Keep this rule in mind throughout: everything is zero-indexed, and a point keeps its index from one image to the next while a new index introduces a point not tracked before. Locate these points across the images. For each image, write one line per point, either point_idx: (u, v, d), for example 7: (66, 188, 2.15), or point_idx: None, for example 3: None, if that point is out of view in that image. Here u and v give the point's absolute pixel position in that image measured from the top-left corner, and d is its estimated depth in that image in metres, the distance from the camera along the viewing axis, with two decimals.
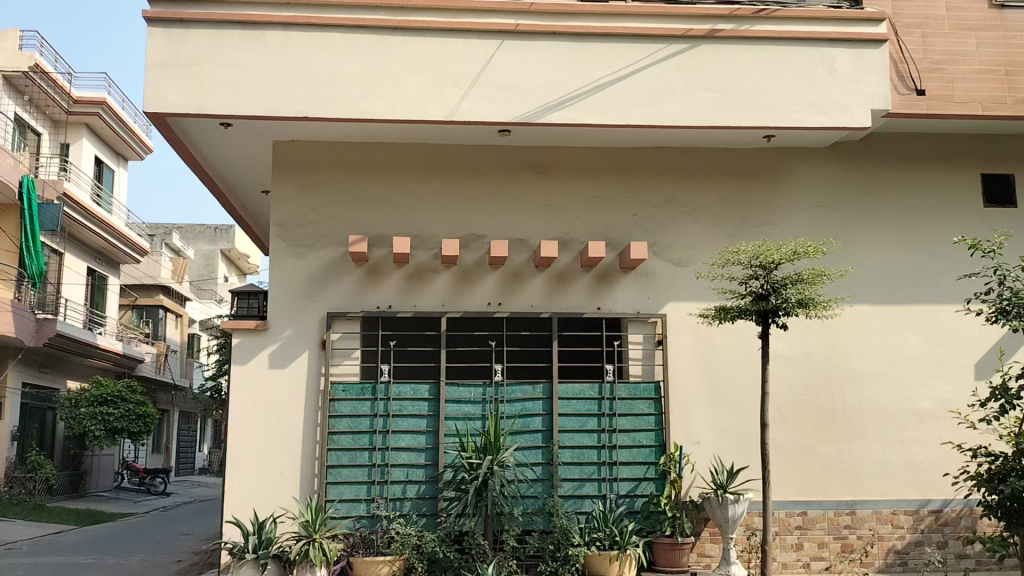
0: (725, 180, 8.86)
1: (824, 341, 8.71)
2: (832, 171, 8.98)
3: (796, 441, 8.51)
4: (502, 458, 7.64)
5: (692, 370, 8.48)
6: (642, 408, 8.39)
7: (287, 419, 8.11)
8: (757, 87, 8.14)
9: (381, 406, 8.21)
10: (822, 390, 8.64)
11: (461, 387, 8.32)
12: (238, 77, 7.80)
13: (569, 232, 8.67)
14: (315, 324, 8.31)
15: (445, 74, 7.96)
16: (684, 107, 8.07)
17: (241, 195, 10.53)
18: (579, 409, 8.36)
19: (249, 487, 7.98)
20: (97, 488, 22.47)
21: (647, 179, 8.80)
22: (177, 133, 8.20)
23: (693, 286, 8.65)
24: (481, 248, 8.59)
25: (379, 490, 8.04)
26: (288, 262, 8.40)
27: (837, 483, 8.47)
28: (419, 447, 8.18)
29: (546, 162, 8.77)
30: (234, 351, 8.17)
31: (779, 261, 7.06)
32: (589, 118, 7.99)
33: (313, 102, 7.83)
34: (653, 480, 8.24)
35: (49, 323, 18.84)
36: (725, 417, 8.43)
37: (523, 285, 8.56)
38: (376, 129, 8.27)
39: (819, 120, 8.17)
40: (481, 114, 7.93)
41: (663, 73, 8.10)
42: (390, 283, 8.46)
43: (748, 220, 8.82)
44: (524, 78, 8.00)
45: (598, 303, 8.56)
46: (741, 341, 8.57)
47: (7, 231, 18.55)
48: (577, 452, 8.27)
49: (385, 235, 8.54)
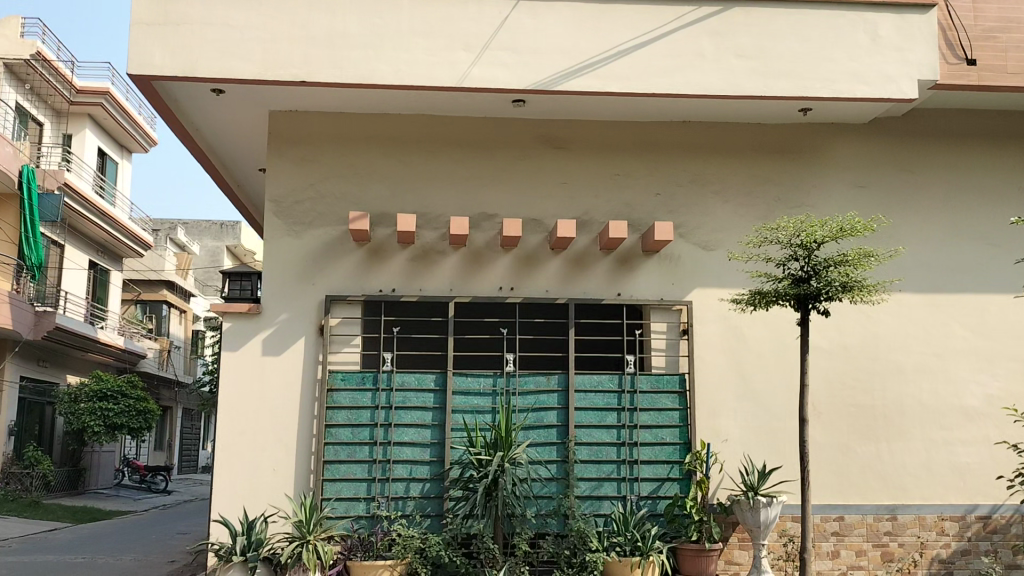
0: (756, 158, 8.20)
1: (862, 332, 8.04)
2: (872, 148, 8.31)
3: (833, 441, 7.84)
4: (514, 455, 7.01)
5: (720, 361, 7.82)
6: (666, 403, 7.73)
7: (281, 410, 7.48)
8: (794, 54, 7.49)
9: (383, 397, 7.58)
10: (861, 385, 7.96)
11: (470, 378, 7.68)
12: (230, 38, 7.18)
13: (588, 212, 8.02)
14: (313, 308, 7.68)
15: (456, 36, 7.32)
16: (715, 75, 7.41)
17: (237, 171, 9.93)
18: (598, 403, 7.70)
19: (240, 483, 7.36)
20: (98, 485, 21.86)
21: (672, 155, 8.15)
22: (166, 99, 7.60)
23: (721, 272, 7.99)
24: (493, 227, 7.95)
25: (380, 488, 7.40)
26: (284, 241, 7.78)
27: (876, 485, 7.81)
28: (424, 442, 7.53)
29: (563, 135, 8.12)
30: (225, 335, 7.54)
31: (822, 239, 6.40)
32: (611, 85, 7.34)
33: (312, 66, 7.20)
34: (677, 480, 7.59)
35: (48, 316, 18.13)
36: (756, 413, 7.76)
37: (538, 269, 7.91)
38: (381, 97, 7.63)
39: (861, 91, 7.50)
40: (494, 81, 7.29)
41: (693, 38, 7.44)
42: (395, 264, 7.82)
43: (782, 201, 8.16)
44: (541, 42, 7.35)
45: (618, 289, 7.91)
46: (773, 332, 7.91)
47: (7, 222, 17.94)
48: (595, 449, 7.61)
49: (389, 212, 7.91)
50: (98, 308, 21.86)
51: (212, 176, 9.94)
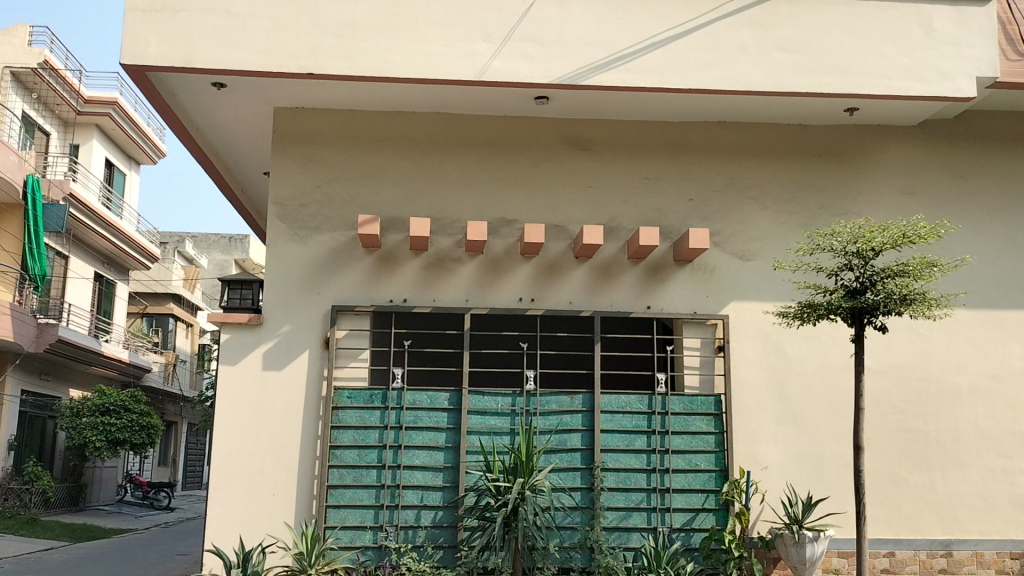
0: (797, 161, 7.60)
1: (913, 351, 7.40)
2: (922, 152, 7.70)
3: (881, 470, 7.18)
4: (535, 482, 6.40)
5: (759, 381, 7.19)
6: (700, 425, 7.10)
7: (281, 429, 6.88)
8: (842, 48, 6.90)
9: (392, 416, 6.98)
10: (912, 408, 7.31)
11: (487, 396, 7.05)
12: (232, 26, 6.64)
13: (615, 218, 7.43)
14: (317, 319, 7.09)
15: (475, 26, 6.77)
16: (756, 70, 6.82)
17: (240, 173, 9.41)
18: (625, 425, 7.07)
19: (236, 510, 6.74)
20: (98, 501, 21.23)
21: (706, 158, 7.56)
22: (163, 94, 7.06)
23: (759, 284, 7.38)
24: (513, 234, 7.35)
25: (388, 516, 6.78)
26: (288, 247, 7.20)
27: (928, 517, 7.14)
28: (437, 466, 6.90)
29: (588, 136, 7.54)
30: (223, 348, 6.96)
31: (880, 247, 5.79)
32: (644, 79, 6.77)
33: (321, 57, 6.65)
34: (713, 511, 6.95)
35: (50, 329, 17.50)
36: (799, 438, 7.11)
37: (561, 278, 7.30)
38: (393, 92, 7.08)
39: (915, 88, 6.91)
40: (517, 74, 6.72)
41: (732, 30, 6.86)
42: (407, 272, 7.23)
43: (825, 209, 7.54)
44: (567, 33, 6.78)
45: (648, 301, 7.30)
46: (817, 349, 7.28)
47: (12, 233, 17.47)
48: (623, 476, 6.98)
49: (401, 216, 7.33)
50: (103, 319, 21.38)
51: (213, 178, 9.40)
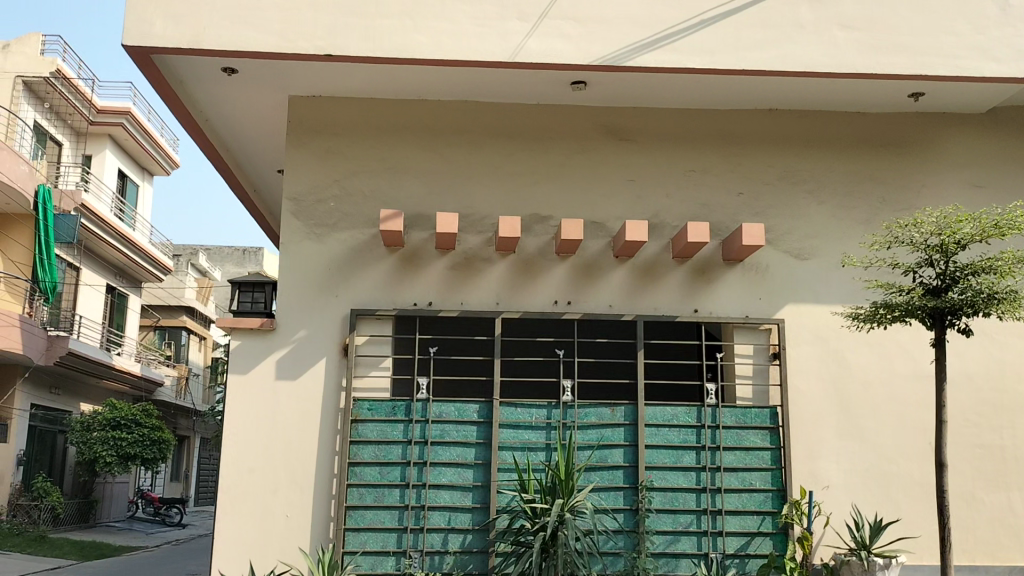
0: (855, 152, 6.98)
1: (986, 359, 6.74)
2: (991, 142, 7.06)
3: (954, 488, 6.51)
4: (575, 504, 5.77)
5: (819, 392, 6.55)
6: (754, 440, 6.45)
7: (295, 445, 6.28)
8: (910, 24, 6.28)
9: (417, 429, 6.37)
10: (987, 422, 6.64)
11: (521, 409, 6.43)
12: (245, 4, 6.11)
13: (658, 214, 6.82)
14: (336, 324, 6.51)
15: (508, 3, 6.21)
16: (817, 49, 6.21)
17: (253, 170, 8.88)
18: (672, 440, 6.44)
19: (246, 533, 6.15)
20: (109, 518, 20.69)
21: (757, 149, 6.95)
22: (170, 81, 6.52)
23: (817, 286, 6.75)
24: (547, 231, 6.75)
25: (412, 540, 6.17)
26: (303, 246, 6.63)
27: (1007, 541, 6.46)
28: (466, 485, 6.28)
29: (628, 125, 6.95)
30: (232, 356, 6.38)
31: (965, 239, 5.16)
32: (693, 59, 6.16)
33: (342, 37, 6.09)
34: (771, 535, 6.29)
35: (61, 341, 17.03)
36: (863, 454, 6.46)
37: (600, 280, 6.69)
38: (418, 77, 6.52)
39: (991, 69, 6.27)
40: (554, 55, 6.13)
41: (789, 6, 6.26)
42: (432, 273, 6.64)
43: (887, 203, 6.91)
44: (609, 10, 6.20)
45: (695, 304, 6.67)
46: (881, 355, 6.63)
47: (19, 241, 16.81)
48: (669, 496, 6.34)
49: (426, 213, 6.76)
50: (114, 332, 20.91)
51: (224, 177, 8.87)
